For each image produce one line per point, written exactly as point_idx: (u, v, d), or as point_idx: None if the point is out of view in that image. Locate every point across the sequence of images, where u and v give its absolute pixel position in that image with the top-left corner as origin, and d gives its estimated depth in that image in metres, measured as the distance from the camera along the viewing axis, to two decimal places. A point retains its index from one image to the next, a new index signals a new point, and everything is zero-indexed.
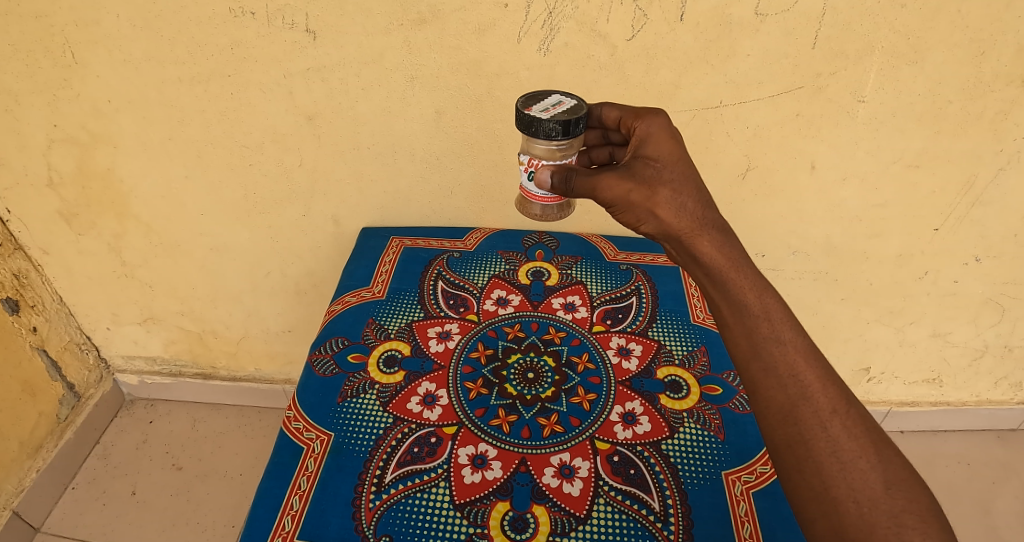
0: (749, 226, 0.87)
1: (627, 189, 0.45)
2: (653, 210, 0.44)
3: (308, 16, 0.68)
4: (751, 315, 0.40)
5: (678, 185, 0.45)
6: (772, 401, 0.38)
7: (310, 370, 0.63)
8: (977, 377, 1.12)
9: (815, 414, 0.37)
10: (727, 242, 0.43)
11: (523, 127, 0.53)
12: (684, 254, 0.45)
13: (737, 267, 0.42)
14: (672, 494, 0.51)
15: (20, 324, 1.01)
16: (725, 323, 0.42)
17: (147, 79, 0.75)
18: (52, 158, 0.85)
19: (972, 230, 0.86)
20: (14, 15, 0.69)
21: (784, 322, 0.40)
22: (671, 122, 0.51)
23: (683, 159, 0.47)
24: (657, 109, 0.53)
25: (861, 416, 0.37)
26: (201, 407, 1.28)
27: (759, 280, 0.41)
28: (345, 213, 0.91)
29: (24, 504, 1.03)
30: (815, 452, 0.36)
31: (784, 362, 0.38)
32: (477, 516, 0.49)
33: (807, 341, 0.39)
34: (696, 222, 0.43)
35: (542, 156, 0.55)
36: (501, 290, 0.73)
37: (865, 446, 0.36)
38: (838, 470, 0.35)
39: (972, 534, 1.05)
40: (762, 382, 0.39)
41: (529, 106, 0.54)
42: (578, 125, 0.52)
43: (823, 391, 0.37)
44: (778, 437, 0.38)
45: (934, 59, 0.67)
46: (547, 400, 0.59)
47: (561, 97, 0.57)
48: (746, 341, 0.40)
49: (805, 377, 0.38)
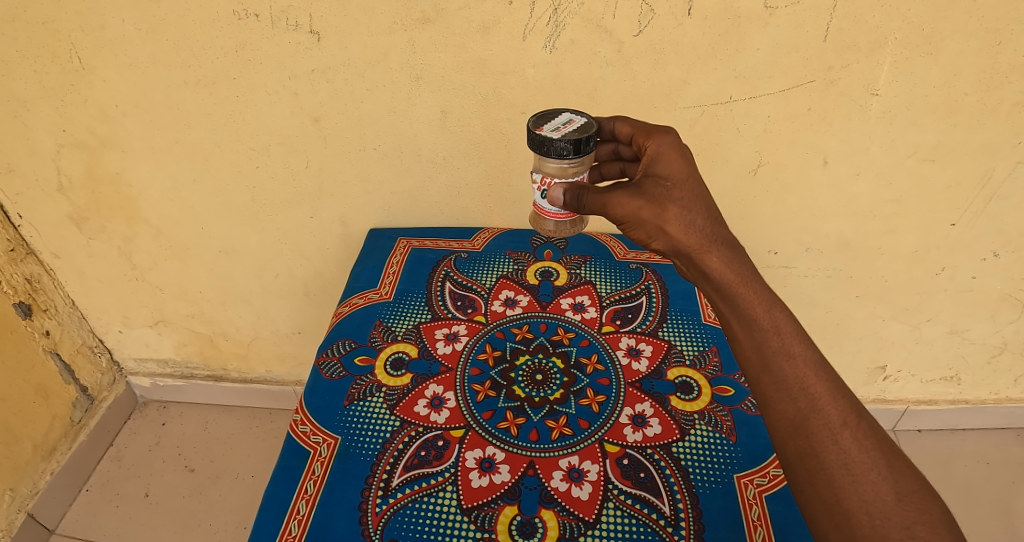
0: (760, 223, 0.86)
1: (637, 205, 0.44)
2: (662, 227, 0.44)
3: (312, 17, 0.68)
4: (761, 330, 0.39)
5: (688, 202, 0.44)
6: (782, 415, 0.38)
7: (318, 373, 0.63)
8: (995, 375, 1.09)
9: (826, 426, 0.36)
10: (737, 258, 0.42)
11: (534, 147, 0.52)
12: (693, 271, 0.44)
13: (747, 282, 0.41)
14: (682, 497, 0.50)
15: (32, 328, 1.02)
16: (735, 337, 0.41)
17: (154, 83, 0.75)
18: (61, 163, 0.85)
19: (990, 224, 0.84)
20: (21, 21, 0.70)
21: (794, 336, 0.39)
22: (681, 141, 0.50)
23: (693, 177, 0.46)
24: (667, 127, 0.53)
25: (872, 429, 0.36)
26: (212, 408, 1.29)
27: (769, 294, 0.41)
28: (352, 214, 0.90)
29: (39, 506, 1.05)
30: (826, 465, 0.35)
31: (794, 376, 0.38)
32: (485, 521, 0.48)
33: (816, 354, 0.39)
34: (706, 239, 0.43)
35: (554, 174, 0.54)
36: (509, 290, 0.72)
37: (876, 458, 0.35)
38: (849, 482, 0.35)
39: (991, 534, 1.04)
40: (772, 395, 0.38)
41: (540, 125, 0.54)
42: (590, 143, 0.52)
43: (833, 404, 0.37)
44: (790, 449, 0.37)
45: (950, 50, 0.65)
46: (555, 403, 0.58)
47: (572, 114, 0.56)
48: (756, 354, 0.39)
49: (815, 390, 0.37)
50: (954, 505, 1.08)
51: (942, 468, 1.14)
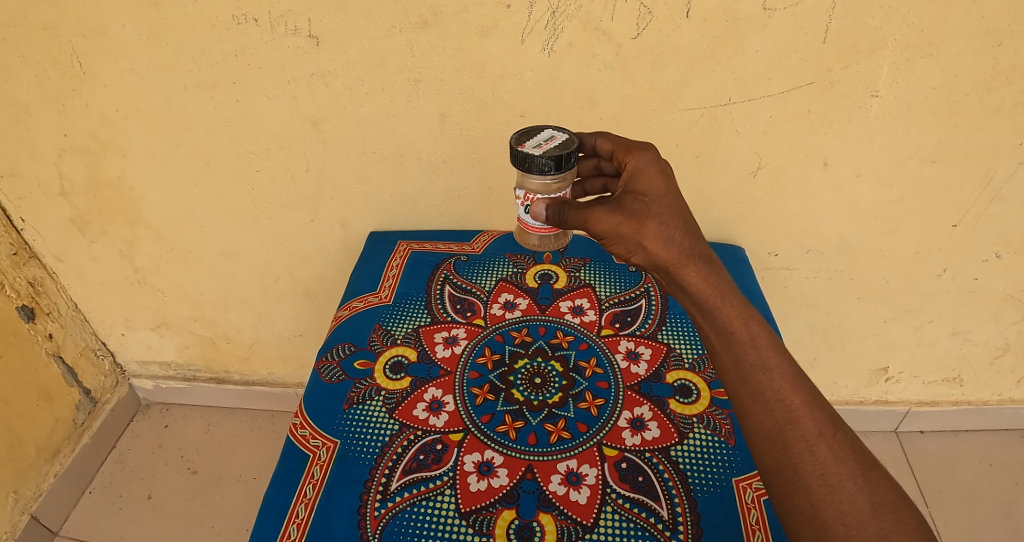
0: (760, 225, 0.86)
1: (616, 221, 0.45)
2: (641, 242, 0.44)
3: (312, 21, 0.68)
4: (738, 343, 0.41)
5: (666, 217, 0.45)
6: (760, 426, 0.39)
7: (317, 377, 0.63)
8: (998, 376, 1.09)
9: (803, 437, 0.37)
10: (714, 272, 0.44)
11: (516, 163, 0.53)
12: (671, 285, 0.45)
13: (723, 296, 0.42)
14: (681, 501, 0.50)
15: (35, 331, 1.03)
16: (713, 351, 0.43)
17: (154, 88, 0.76)
18: (63, 167, 0.86)
19: (992, 225, 0.83)
20: (22, 27, 0.70)
21: (770, 348, 0.40)
22: (660, 157, 0.51)
23: (671, 193, 0.47)
24: (647, 143, 0.53)
25: (848, 440, 0.37)
26: (214, 410, 1.29)
27: (745, 308, 0.42)
28: (352, 217, 0.91)
29: (43, 508, 1.05)
30: (803, 476, 0.36)
31: (770, 388, 0.39)
32: (483, 525, 0.48)
33: (792, 367, 0.40)
34: (683, 254, 0.44)
35: (538, 191, 0.55)
36: (508, 293, 0.72)
37: (852, 468, 0.36)
38: (826, 493, 0.36)
39: (993, 535, 1.03)
40: (750, 407, 0.39)
41: (522, 142, 0.54)
42: (571, 159, 0.52)
43: (810, 416, 0.38)
44: (768, 460, 0.38)
45: (950, 51, 0.65)
46: (554, 406, 0.58)
47: (554, 130, 0.57)
48: (733, 368, 0.41)
49: (792, 402, 0.38)
50: (955, 507, 1.08)
51: (943, 470, 1.14)
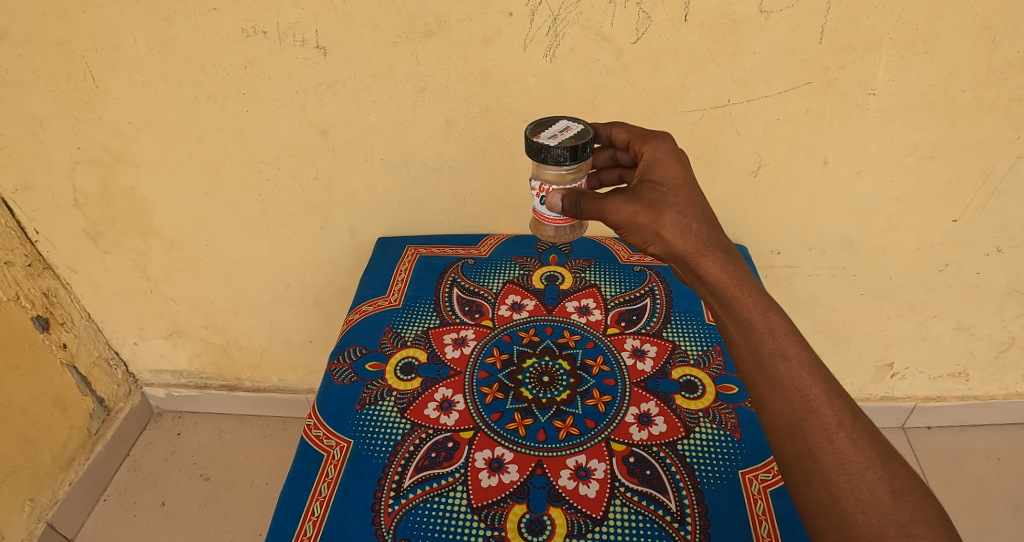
0: (763, 224, 0.87)
1: (633, 211, 0.46)
2: (659, 231, 0.46)
3: (319, 32, 0.70)
4: (757, 332, 0.42)
5: (683, 207, 0.46)
6: (779, 415, 0.40)
7: (330, 379, 0.64)
8: (1004, 370, 1.09)
9: (822, 427, 0.38)
10: (732, 262, 0.45)
11: (531, 154, 0.54)
12: (690, 274, 0.46)
13: (742, 286, 0.43)
14: (689, 494, 0.50)
15: (50, 341, 1.05)
16: (731, 340, 0.44)
17: (166, 100, 0.78)
18: (77, 180, 0.88)
19: (993, 220, 0.84)
20: (37, 43, 0.72)
21: (789, 338, 0.41)
22: (677, 146, 0.52)
23: (688, 182, 0.48)
24: (663, 132, 0.55)
25: (867, 429, 0.38)
26: (227, 417, 1.31)
27: (763, 297, 0.43)
28: (361, 223, 0.92)
29: (58, 516, 1.07)
30: (822, 464, 0.37)
31: (789, 377, 0.40)
32: (495, 519, 0.49)
33: (811, 356, 0.41)
34: (701, 243, 0.45)
35: (553, 181, 0.56)
36: (515, 295, 0.73)
37: (871, 457, 0.37)
38: (845, 481, 0.36)
39: (1005, 531, 1.03)
40: (768, 396, 0.40)
41: (537, 133, 0.55)
42: (586, 150, 0.54)
43: (829, 405, 0.39)
44: (787, 450, 0.39)
45: (945, 48, 0.66)
46: (563, 403, 0.59)
47: (568, 122, 0.58)
48: (752, 357, 0.42)
49: (811, 392, 0.39)
50: (964, 504, 1.08)
51: (951, 465, 1.14)
